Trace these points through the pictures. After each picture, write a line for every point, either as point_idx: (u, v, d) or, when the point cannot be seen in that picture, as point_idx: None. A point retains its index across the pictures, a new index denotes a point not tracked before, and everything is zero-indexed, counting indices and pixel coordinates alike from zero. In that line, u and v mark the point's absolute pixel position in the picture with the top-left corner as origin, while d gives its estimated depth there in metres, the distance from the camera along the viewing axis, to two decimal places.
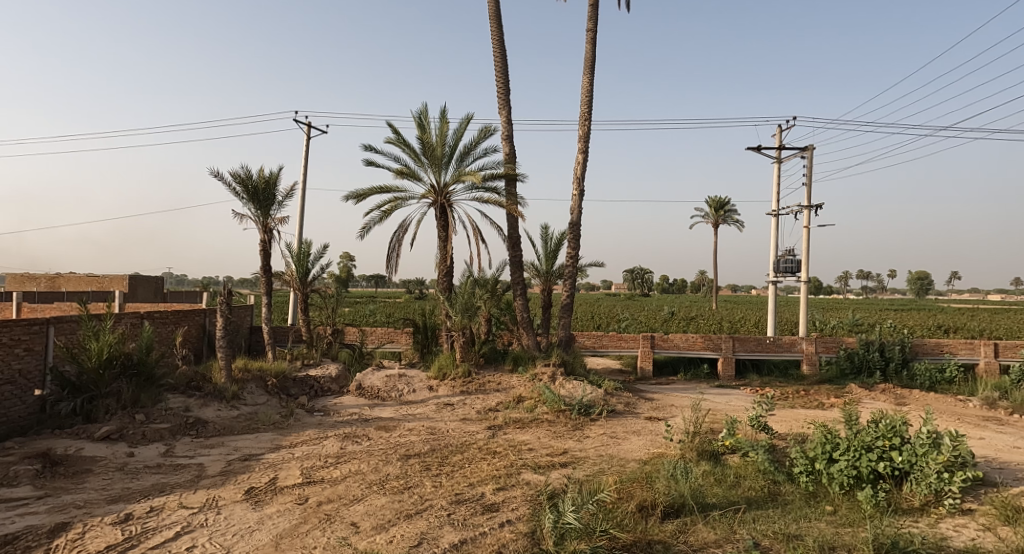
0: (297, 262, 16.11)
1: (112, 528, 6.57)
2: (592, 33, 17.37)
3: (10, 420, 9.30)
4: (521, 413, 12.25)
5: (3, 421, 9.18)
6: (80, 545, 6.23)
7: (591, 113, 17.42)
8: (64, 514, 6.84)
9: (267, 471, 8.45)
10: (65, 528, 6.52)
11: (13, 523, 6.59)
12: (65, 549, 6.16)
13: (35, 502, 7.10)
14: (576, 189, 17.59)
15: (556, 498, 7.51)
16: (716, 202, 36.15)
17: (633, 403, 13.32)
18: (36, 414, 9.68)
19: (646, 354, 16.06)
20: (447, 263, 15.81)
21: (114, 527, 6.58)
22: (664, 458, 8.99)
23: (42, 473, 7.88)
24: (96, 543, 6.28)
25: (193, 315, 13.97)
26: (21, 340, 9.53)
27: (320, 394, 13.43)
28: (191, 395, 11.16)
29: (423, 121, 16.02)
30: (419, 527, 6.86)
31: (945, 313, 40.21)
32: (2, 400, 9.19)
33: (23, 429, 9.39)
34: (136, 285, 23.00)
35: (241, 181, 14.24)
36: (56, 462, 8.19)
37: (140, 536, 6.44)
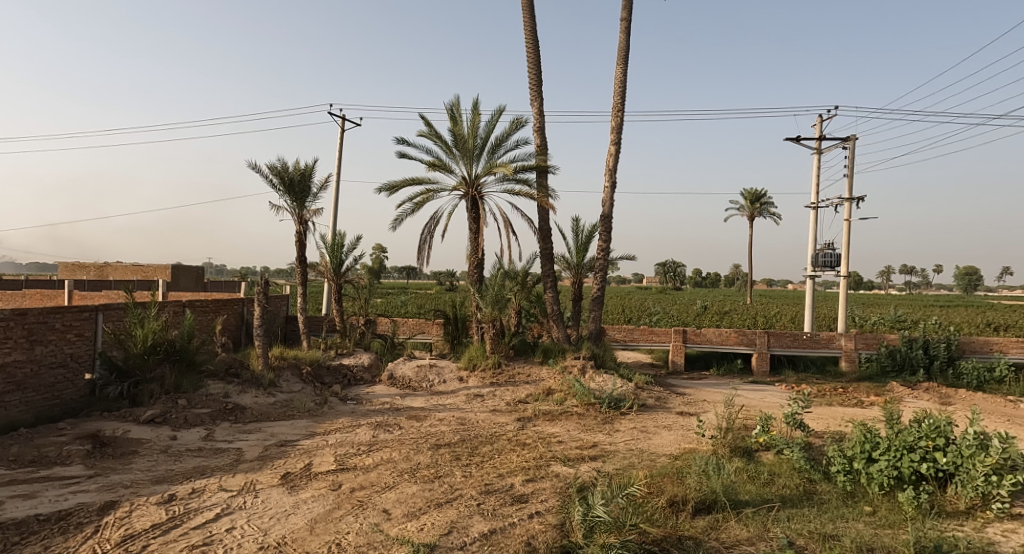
0: (331, 254, 16.36)
1: (157, 508, 6.78)
2: (626, 22, 17.21)
3: (63, 402, 9.67)
4: (550, 405, 12.27)
5: (57, 403, 9.56)
6: (127, 523, 6.44)
7: (624, 104, 17.28)
8: (112, 493, 7.08)
9: (302, 456, 8.62)
10: (114, 506, 6.74)
11: (66, 500, 6.86)
12: (113, 526, 6.37)
13: (85, 481, 7.36)
14: (608, 181, 17.49)
15: (585, 491, 7.52)
16: (753, 194, 35.46)
17: (664, 397, 13.23)
18: (86, 397, 10.05)
19: (678, 348, 15.97)
20: (478, 255, 15.86)
21: (159, 507, 6.79)
22: (695, 454, 8.94)
23: (92, 453, 8.16)
24: (142, 521, 6.49)
25: (231, 304, 14.28)
26: (72, 325, 9.88)
27: (353, 382, 13.67)
28: (231, 381, 11.43)
29: (456, 113, 16.08)
30: (449, 516, 6.93)
31: (996, 310, 38.79)
32: (55, 383, 9.56)
33: (75, 411, 9.76)
34: (179, 274, 23.62)
35: (278, 173, 14.50)
36: (105, 443, 8.47)
37: (183, 516, 6.63)
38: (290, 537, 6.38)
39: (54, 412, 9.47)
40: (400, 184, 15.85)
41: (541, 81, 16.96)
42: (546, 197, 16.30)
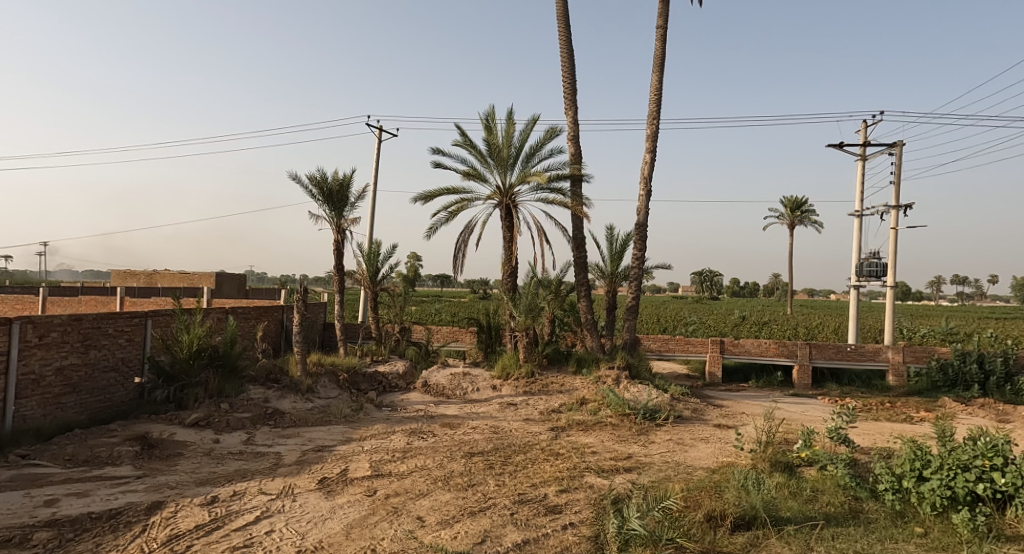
0: (367, 262, 16.56)
1: (201, 509, 6.91)
2: (662, 29, 17.10)
3: (113, 404, 10.00)
4: (584, 415, 12.16)
5: (108, 405, 9.89)
6: (173, 523, 6.57)
7: (660, 111, 17.14)
8: (159, 494, 7.23)
9: (339, 462, 8.69)
10: (160, 507, 6.89)
11: (116, 499, 7.03)
12: (160, 525, 6.50)
13: (134, 481, 7.55)
14: (643, 189, 17.35)
15: (620, 503, 7.41)
16: (793, 201, 34.81)
17: (701, 409, 13.00)
18: (135, 399, 10.36)
19: (715, 359, 15.70)
20: (511, 264, 15.87)
21: (202, 508, 6.91)
22: (734, 468, 8.74)
23: (141, 454, 8.36)
24: (186, 522, 6.61)
25: (272, 311, 14.55)
26: (124, 331, 10.20)
27: (388, 389, 13.78)
28: (270, 386, 11.63)
29: (491, 122, 16.16)
30: (482, 525, 6.90)
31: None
32: (107, 386, 9.89)
33: (124, 413, 10.06)
34: (222, 282, 24.20)
35: (317, 183, 14.75)
36: (153, 445, 8.68)
37: (225, 518, 6.74)
38: (327, 542, 6.42)
39: (105, 413, 9.78)
40: (435, 193, 15.97)
41: (576, 90, 16.94)
42: (580, 206, 16.25)
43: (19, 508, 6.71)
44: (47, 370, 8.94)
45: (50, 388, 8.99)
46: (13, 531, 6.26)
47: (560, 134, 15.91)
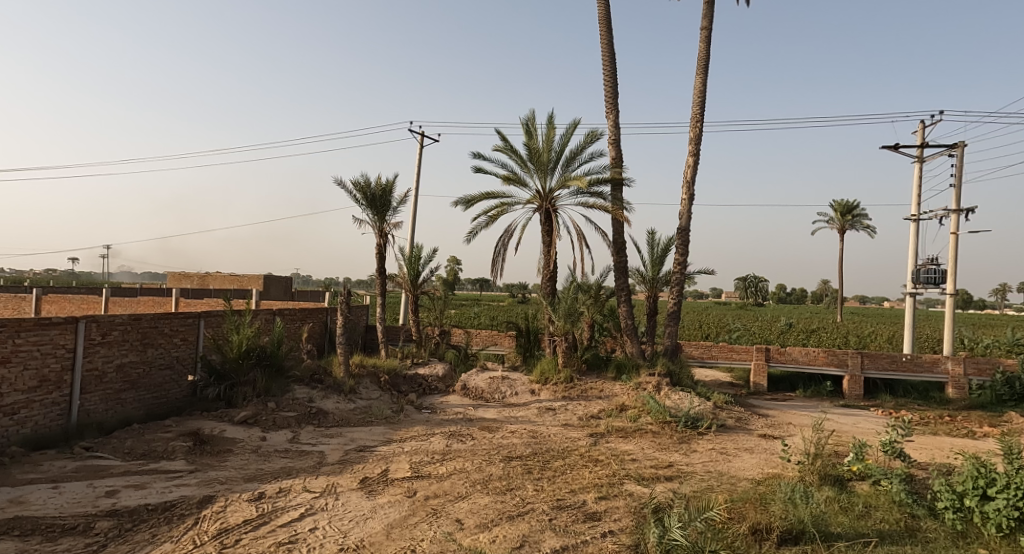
0: (409, 265, 16.70)
1: (249, 504, 7.02)
2: (706, 30, 16.81)
3: (168, 401, 10.28)
4: (624, 422, 11.97)
5: (163, 401, 10.17)
6: (223, 517, 6.69)
7: (703, 114, 16.84)
8: (210, 488, 7.38)
9: (380, 462, 8.74)
10: (211, 501, 7.02)
11: (171, 492, 7.20)
12: (210, 519, 6.62)
13: (187, 475, 7.73)
14: (685, 193, 17.07)
15: (661, 512, 7.24)
16: (843, 205, 33.89)
17: (745, 418, 12.68)
18: (189, 397, 10.64)
19: (760, 368, 15.31)
20: (550, 268, 15.79)
21: (250, 504, 7.03)
22: (780, 480, 8.46)
23: (193, 449, 8.56)
24: (235, 516, 6.72)
25: (317, 313, 14.79)
26: (178, 331, 10.49)
27: (428, 391, 13.84)
28: (314, 387, 11.80)
29: (531, 127, 16.14)
30: (521, 529, 6.83)
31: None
32: (163, 383, 10.18)
33: (178, 409, 10.34)
34: (270, 284, 24.80)
35: (361, 188, 14.95)
36: (204, 441, 8.87)
37: (272, 514, 6.83)
38: (368, 541, 6.44)
39: (161, 410, 10.07)
40: (475, 198, 16.02)
41: (617, 93, 16.79)
42: (620, 210, 16.07)
43: (82, 498, 6.94)
44: (109, 367, 9.26)
45: (111, 384, 9.30)
46: (76, 519, 6.46)
47: (601, 138, 15.78)
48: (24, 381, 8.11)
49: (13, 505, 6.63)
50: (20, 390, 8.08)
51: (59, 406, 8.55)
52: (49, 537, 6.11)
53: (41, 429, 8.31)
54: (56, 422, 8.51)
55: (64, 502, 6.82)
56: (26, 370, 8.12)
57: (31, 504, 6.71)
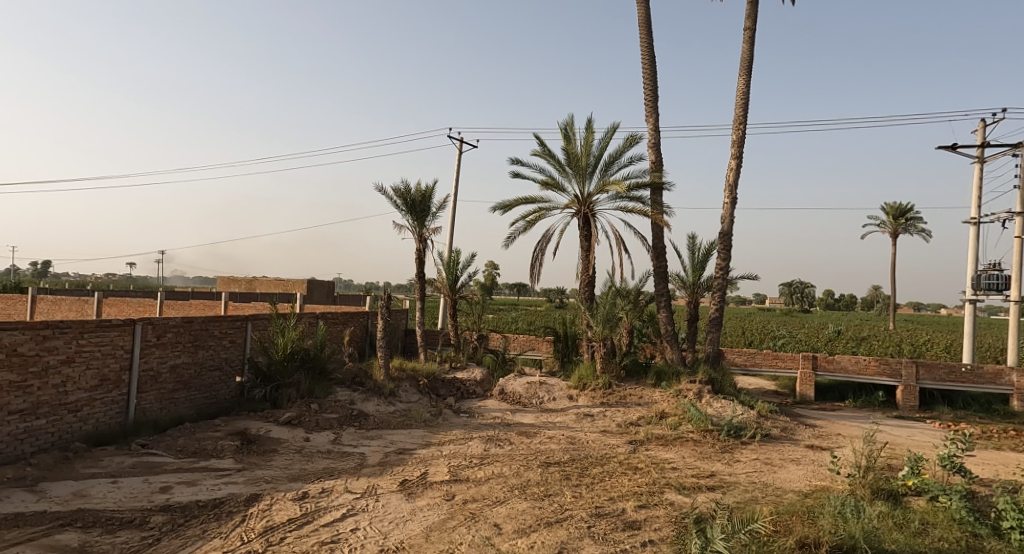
0: (447, 270, 16.71)
1: (294, 503, 7.05)
2: (750, 31, 16.44)
3: (218, 401, 10.46)
4: (664, 429, 11.71)
5: (213, 401, 10.35)
6: (269, 515, 6.73)
7: (747, 116, 16.45)
8: (256, 487, 7.45)
9: (419, 465, 8.71)
10: (258, 499, 7.08)
11: (220, 489, 7.29)
12: (257, 517, 6.67)
13: (235, 473, 7.82)
14: (728, 197, 16.69)
15: (703, 523, 7.01)
16: (896, 208, 32.81)
17: (791, 428, 12.27)
18: (236, 397, 10.82)
19: (807, 377, 14.80)
20: (589, 273, 15.60)
21: (295, 503, 7.06)
22: (829, 493, 8.13)
23: (241, 448, 8.68)
24: (280, 515, 6.76)
25: (358, 316, 14.91)
26: (227, 333, 10.67)
27: (466, 396, 13.80)
28: (356, 389, 11.87)
29: (569, 131, 16.00)
30: (560, 536, 6.69)
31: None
32: (213, 384, 10.37)
33: (227, 410, 10.52)
34: (313, 288, 25.20)
35: (401, 194, 15.03)
36: (251, 440, 8.98)
37: (315, 513, 6.85)
38: (407, 543, 6.39)
39: (211, 409, 10.26)
40: (513, 203, 15.96)
41: (658, 96, 16.53)
42: (661, 214, 15.80)
43: (138, 493, 7.07)
44: (163, 367, 9.47)
45: (165, 384, 9.51)
46: (132, 513, 6.58)
47: (641, 141, 15.55)
48: (86, 380, 8.34)
49: (75, 498, 6.80)
50: (82, 388, 8.30)
51: (118, 404, 8.77)
52: (108, 530, 6.24)
53: (100, 426, 8.53)
54: (114, 419, 8.72)
55: (122, 496, 6.96)
56: (88, 369, 8.35)
57: (91, 497, 6.87)
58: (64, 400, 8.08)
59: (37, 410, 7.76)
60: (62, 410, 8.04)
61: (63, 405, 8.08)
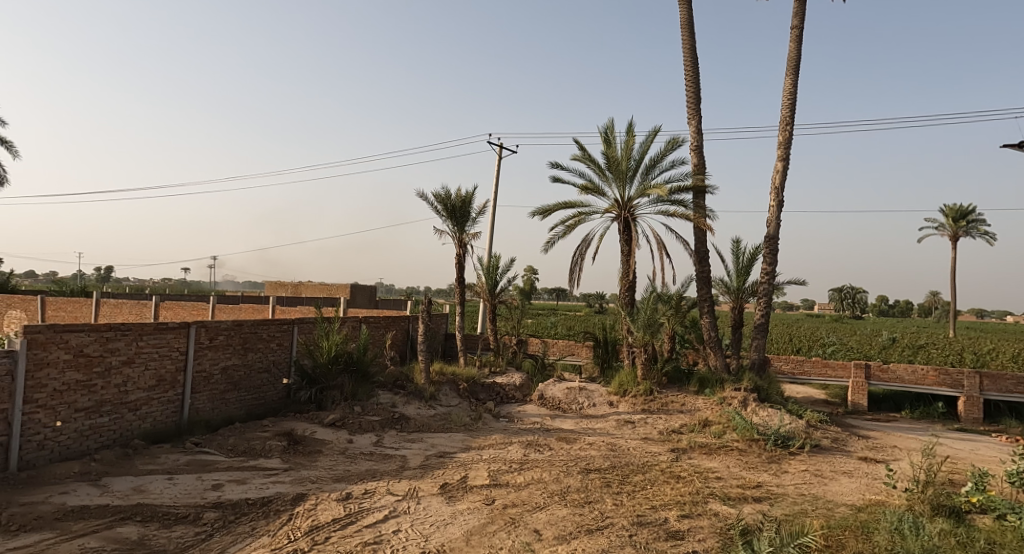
0: (487, 275, 16.67)
1: (338, 503, 7.05)
2: (797, 30, 15.97)
3: (266, 402, 10.61)
4: (708, 438, 11.38)
5: (261, 403, 10.50)
6: (314, 515, 6.74)
7: (794, 117, 15.97)
8: (302, 486, 7.48)
9: (459, 469, 8.63)
10: (304, 498, 7.10)
11: (267, 488, 7.35)
12: (303, 516, 6.68)
13: (282, 473, 7.88)
14: (774, 200, 16.22)
15: (750, 535, 6.73)
16: (955, 210, 31.55)
17: (842, 439, 11.79)
18: (283, 399, 10.96)
19: (860, 385, 14.25)
20: (630, 278, 15.34)
21: (339, 503, 7.05)
22: (884, 508, 7.74)
23: (287, 449, 8.75)
24: (325, 514, 6.76)
25: (400, 321, 14.97)
26: (275, 336, 10.81)
27: (505, 400, 13.70)
28: (397, 392, 11.90)
29: (609, 135, 15.80)
30: (601, 544, 6.51)
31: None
32: (261, 385, 10.52)
33: (274, 411, 10.66)
34: (356, 293, 25.50)
35: (441, 199, 15.06)
36: (297, 441, 9.05)
37: (358, 514, 6.83)
38: (448, 546, 6.30)
39: (260, 410, 10.40)
40: (553, 208, 15.83)
41: (700, 97, 16.19)
42: (703, 218, 15.45)
43: (192, 489, 7.17)
44: (216, 369, 9.64)
45: (217, 385, 9.67)
46: (186, 509, 6.67)
47: (683, 145, 15.24)
48: (145, 380, 8.54)
49: (134, 493, 6.93)
50: (141, 388, 8.50)
51: (173, 403, 8.94)
52: (164, 524, 6.33)
53: (158, 425, 8.71)
54: (171, 418, 8.90)
55: (177, 492, 7.07)
56: (146, 370, 8.54)
57: (149, 493, 6.99)
58: (125, 399, 8.28)
59: (100, 409, 7.96)
60: (123, 408, 8.24)
61: (124, 404, 8.27)
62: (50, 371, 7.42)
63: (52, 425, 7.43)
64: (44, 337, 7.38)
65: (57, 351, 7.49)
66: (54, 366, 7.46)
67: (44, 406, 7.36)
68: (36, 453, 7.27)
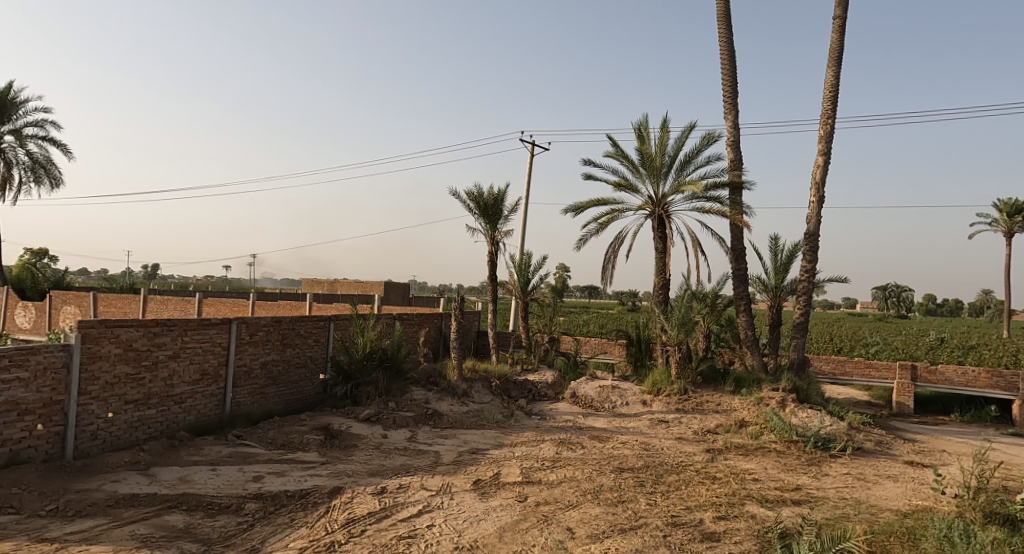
0: (519, 273, 16.57)
1: (373, 497, 7.04)
2: (839, 20, 15.47)
3: (304, 397, 10.70)
4: (744, 439, 11.09)
5: (299, 397, 10.59)
6: (350, 508, 6.74)
7: (835, 110, 15.49)
8: (339, 480, 7.50)
9: (492, 465, 8.55)
10: (341, 491, 7.11)
11: (306, 480, 7.38)
12: (339, 508, 6.69)
13: (319, 466, 7.91)
14: (814, 196, 15.76)
15: (789, 539, 6.50)
16: (1010, 205, 30.26)
17: (887, 442, 11.39)
18: (320, 394, 11.04)
19: (905, 387, 13.77)
20: (664, 276, 15.08)
21: (374, 497, 7.04)
22: (932, 514, 7.41)
23: (324, 443, 8.79)
24: (361, 507, 6.75)
25: (433, 318, 14.99)
26: (312, 332, 10.89)
27: (537, 398, 13.60)
28: (430, 389, 11.89)
29: (643, 131, 15.54)
30: (634, 544, 6.36)
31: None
32: (299, 380, 10.61)
33: (312, 405, 10.74)
34: (389, 290, 25.69)
35: (473, 198, 15.02)
36: (333, 435, 9.09)
37: (393, 508, 6.81)
38: (481, 542, 6.23)
39: (298, 405, 10.50)
40: (585, 205, 15.65)
41: (737, 91, 15.82)
42: (740, 215, 15.09)
43: (234, 480, 7.24)
44: (256, 363, 9.74)
45: (257, 379, 9.78)
46: (229, 499, 6.73)
47: (719, 140, 14.90)
48: (189, 374, 8.66)
49: (180, 483, 7.03)
50: (186, 382, 8.62)
51: (216, 397, 9.06)
52: (208, 514, 6.39)
53: (202, 417, 8.84)
54: (214, 411, 9.02)
55: (220, 483, 7.14)
56: (190, 364, 8.67)
57: (194, 483, 7.08)
58: (171, 392, 8.41)
59: (148, 401, 8.10)
60: (169, 401, 8.38)
61: (170, 397, 8.40)
62: (102, 365, 7.58)
63: (104, 416, 7.59)
64: (97, 332, 7.52)
65: (108, 346, 7.64)
66: (106, 359, 7.61)
67: (97, 398, 7.52)
68: (89, 443, 7.42)
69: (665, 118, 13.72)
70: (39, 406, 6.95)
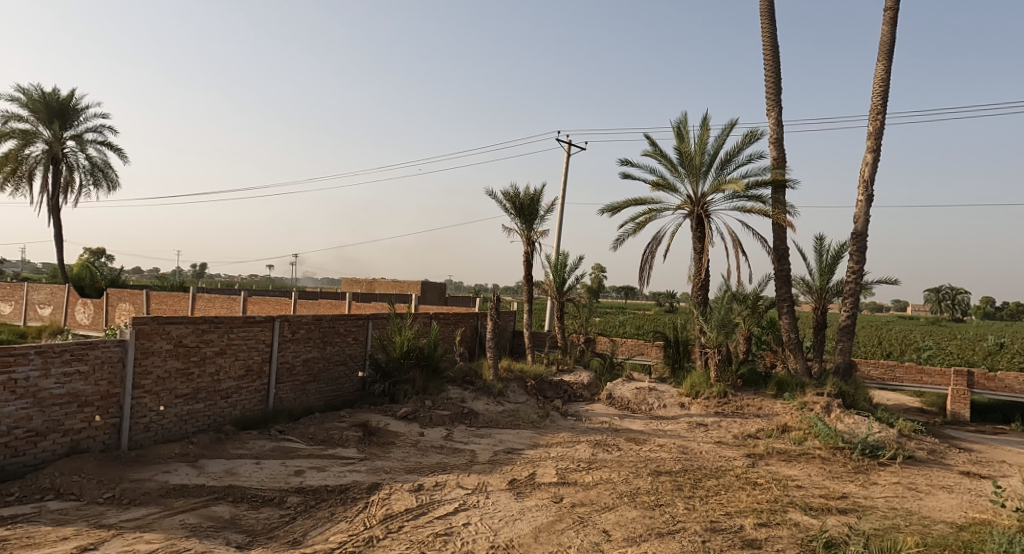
0: (555, 273, 16.39)
1: (409, 494, 6.97)
2: (891, 11, 14.87)
3: (343, 394, 10.74)
4: (787, 444, 10.72)
5: (339, 394, 10.64)
6: (387, 504, 6.69)
7: (885, 105, 14.90)
8: (378, 476, 7.47)
9: (527, 466, 8.41)
10: (379, 487, 7.07)
11: (345, 476, 7.37)
12: (377, 504, 6.64)
13: (358, 462, 7.89)
14: (862, 194, 15.19)
15: (834, 548, 6.19)
16: None
17: (940, 450, 10.87)
18: (358, 391, 11.07)
19: (961, 394, 13.15)
20: (703, 277, 14.73)
21: (411, 494, 6.98)
22: (990, 527, 7.00)
23: (363, 439, 8.78)
24: (398, 504, 6.69)
25: (468, 317, 14.93)
26: (352, 330, 10.92)
27: (573, 399, 13.41)
28: (465, 388, 11.82)
29: (683, 129, 15.20)
30: (672, 549, 6.15)
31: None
32: (339, 377, 10.65)
33: (351, 402, 10.77)
34: (426, 289, 25.77)
35: (509, 198, 14.91)
36: (372, 432, 9.08)
37: (429, 505, 6.73)
38: (516, 542, 6.09)
39: (337, 401, 10.53)
40: (622, 205, 15.38)
41: (781, 87, 15.35)
42: (783, 214, 14.63)
43: (277, 474, 7.26)
44: (297, 361, 9.80)
45: (299, 376, 9.84)
46: (272, 492, 6.75)
47: (761, 137, 14.47)
48: (235, 370, 8.74)
49: (226, 475, 7.08)
50: (232, 377, 8.71)
51: (260, 393, 9.14)
52: (253, 506, 6.41)
53: (246, 412, 8.92)
54: (258, 406, 9.10)
55: (264, 476, 7.17)
56: (236, 360, 8.76)
57: (239, 476, 7.13)
58: (218, 388, 8.50)
59: (197, 395, 8.20)
60: (216, 396, 8.47)
61: (217, 392, 8.49)
62: (155, 359, 7.69)
63: (156, 409, 7.70)
64: (150, 327, 7.64)
65: (160, 341, 7.75)
66: (158, 354, 7.73)
67: (150, 391, 7.63)
68: (142, 434, 7.54)
69: (704, 115, 13.39)
70: (97, 398, 7.09)
